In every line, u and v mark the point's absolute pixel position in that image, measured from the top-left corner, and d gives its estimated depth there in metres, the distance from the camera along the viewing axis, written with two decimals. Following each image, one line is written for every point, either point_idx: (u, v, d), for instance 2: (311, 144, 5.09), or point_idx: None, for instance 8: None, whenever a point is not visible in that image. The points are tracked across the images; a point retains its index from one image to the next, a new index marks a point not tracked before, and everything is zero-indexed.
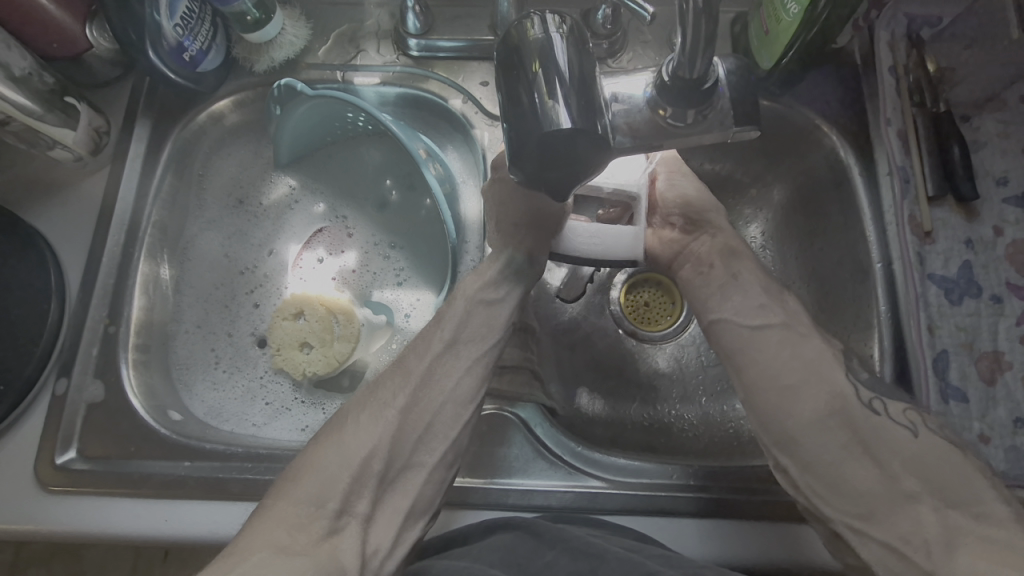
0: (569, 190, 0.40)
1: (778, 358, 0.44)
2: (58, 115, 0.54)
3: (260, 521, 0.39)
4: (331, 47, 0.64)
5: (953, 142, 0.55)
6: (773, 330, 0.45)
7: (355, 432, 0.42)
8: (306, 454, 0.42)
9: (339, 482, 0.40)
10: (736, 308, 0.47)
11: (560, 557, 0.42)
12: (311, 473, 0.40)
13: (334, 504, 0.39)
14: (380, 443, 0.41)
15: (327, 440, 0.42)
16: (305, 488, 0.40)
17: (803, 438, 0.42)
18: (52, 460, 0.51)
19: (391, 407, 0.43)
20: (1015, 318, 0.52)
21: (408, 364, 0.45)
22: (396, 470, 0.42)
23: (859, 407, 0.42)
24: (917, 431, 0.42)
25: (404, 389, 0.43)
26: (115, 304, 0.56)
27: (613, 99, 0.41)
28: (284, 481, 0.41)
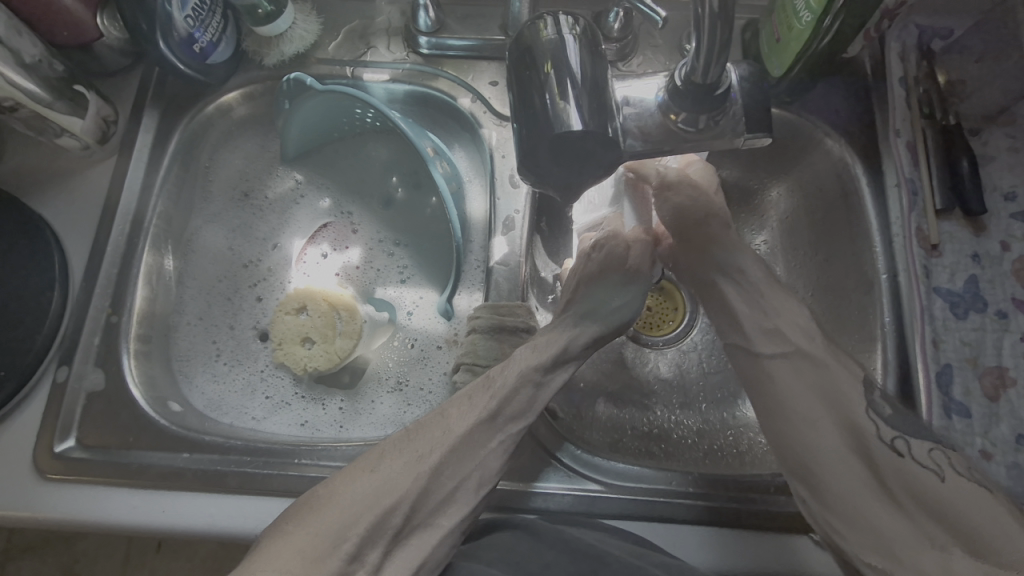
0: (580, 192, 0.40)
1: (792, 388, 0.45)
2: (66, 103, 0.54)
3: (270, 548, 0.38)
4: (341, 42, 0.64)
5: (962, 155, 0.55)
6: (788, 360, 0.45)
7: (387, 475, 0.41)
8: (331, 484, 0.41)
9: (358, 524, 0.39)
10: (753, 337, 0.48)
11: (559, 558, 0.42)
12: (331, 510, 0.39)
13: (349, 547, 0.38)
14: (406, 493, 0.40)
15: (355, 476, 0.41)
16: (322, 525, 0.39)
17: (820, 471, 0.42)
18: (50, 448, 0.51)
19: (426, 459, 0.42)
20: (1021, 334, 0.52)
21: (450, 416, 0.44)
22: (417, 519, 0.41)
23: (880, 446, 0.42)
24: (945, 473, 0.41)
25: (439, 448, 0.42)
26: (118, 293, 0.56)
27: (625, 102, 0.42)
28: (300, 509, 0.40)
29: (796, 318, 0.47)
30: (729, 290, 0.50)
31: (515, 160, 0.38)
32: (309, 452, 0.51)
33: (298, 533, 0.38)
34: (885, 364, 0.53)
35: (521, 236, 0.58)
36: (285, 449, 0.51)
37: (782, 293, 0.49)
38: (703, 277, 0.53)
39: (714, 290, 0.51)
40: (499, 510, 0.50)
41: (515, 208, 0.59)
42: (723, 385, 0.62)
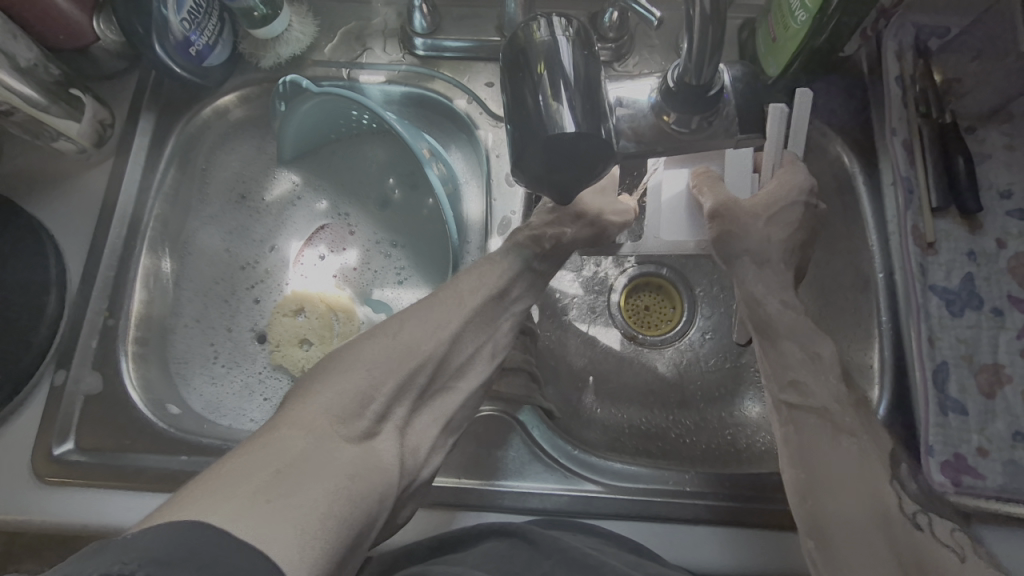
0: (575, 195, 0.40)
1: (817, 446, 0.44)
2: (62, 106, 0.54)
3: (297, 404, 0.36)
4: (338, 44, 0.64)
5: (957, 154, 0.54)
6: (816, 416, 0.45)
7: (415, 333, 0.40)
8: (351, 349, 0.39)
9: (384, 385, 0.38)
10: (779, 388, 0.47)
11: (556, 567, 0.42)
12: (361, 360, 0.38)
13: (382, 402, 0.37)
14: (429, 354, 0.40)
15: (380, 335, 0.40)
16: (354, 375, 0.37)
17: (835, 527, 0.41)
18: (48, 452, 0.51)
19: (446, 326, 0.42)
20: (1016, 331, 0.52)
21: (463, 292, 0.44)
22: (436, 385, 0.42)
23: (901, 520, 0.41)
24: (965, 555, 0.41)
25: (458, 315, 0.43)
26: (116, 295, 0.56)
27: (618, 103, 0.42)
28: (322, 370, 0.38)
29: (829, 378, 0.46)
30: (767, 346, 0.49)
31: (508, 161, 0.38)
32: None
33: (325, 393, 0.36)
34: (882, 361, 0.53)
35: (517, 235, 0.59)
36: None
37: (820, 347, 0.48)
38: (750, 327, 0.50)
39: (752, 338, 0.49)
40: (497, 512, 0.50)
41: (512, 208, 0.59)
42: (720, 383, 0.62)
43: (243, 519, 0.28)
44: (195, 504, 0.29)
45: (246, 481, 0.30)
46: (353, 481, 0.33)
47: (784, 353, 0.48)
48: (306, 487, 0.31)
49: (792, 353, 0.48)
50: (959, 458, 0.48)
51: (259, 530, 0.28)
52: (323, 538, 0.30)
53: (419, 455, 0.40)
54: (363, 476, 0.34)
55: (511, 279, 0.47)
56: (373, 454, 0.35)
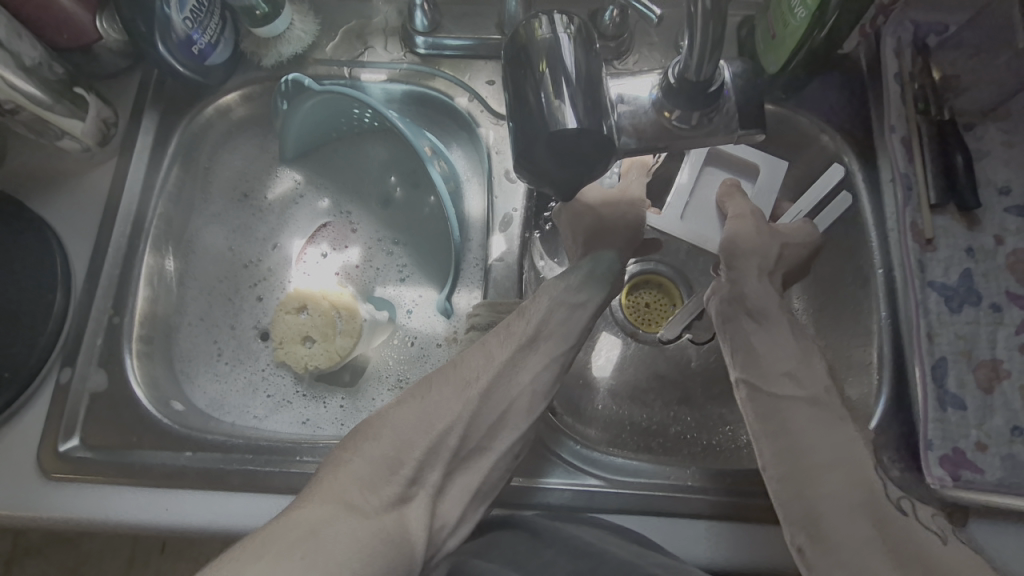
0: (575, 190, 0.41)
1: (804, 431, 0.42)
2: (66, 106, 0.54)
3: (330, 473, 0.39)
4: (339, 42, 0.64)
5: (956, 150, 0.55)
6: (805, 402, 0.44)
7: (437, 400, 0.43)
8: (383, 412, 0.42)
9: (414, 448, 0.41)
10: (771, 377, 0.45)
11: (558, 556, 0.42)
12: (387, 432, 0.41)
13: (408, 471, 0.40)
14: (455, 416, 0.42)
15: (409, 403, 0.42)
16: (379, 446, 0.40)
17: (826, 517, 0.40)
18: (54, 449, 0.52)
19: (472, 385, 0.44)
20: (1015, 326, 0.52)
21: (490, 346, 0.46)
22: (468, 449, 0.43)
23: (891, 505, 0.40)
24: (949, 537, 0.41)
25: (488, 369, 0.44)
26: (120, 294, 0.57)
27: (620, 99, 0.42)
28: (355, 436, 0.41)
29: (815, 365, 0.45)
30: (753, 330, 0.48)
31: (511, 160, 0.39)
32: (310, 450, 0.52)
33: (357, 460, 0.40)
34: (881, 357, 0.54)
35: (518, 233, 0.59)
36: (286, 448, 0.52)
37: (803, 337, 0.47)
38: (730, 315, 0.50)
39: (735, 323, 0.49)
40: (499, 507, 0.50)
41: (514, 206, 0.59)
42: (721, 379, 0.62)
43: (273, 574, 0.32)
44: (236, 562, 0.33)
45: (278, 546, 0.34)
46: (377, 543, 0.36)
47: (765, 339, 0.48)
48: (328, 547, 0.34)
49: (774, 341, 0.47)
50: (958, 452, 0.49)
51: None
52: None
53: (448, 523, 0.42)
54: (388, 539, 0.37)
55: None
56: (400, 519, 0.38)
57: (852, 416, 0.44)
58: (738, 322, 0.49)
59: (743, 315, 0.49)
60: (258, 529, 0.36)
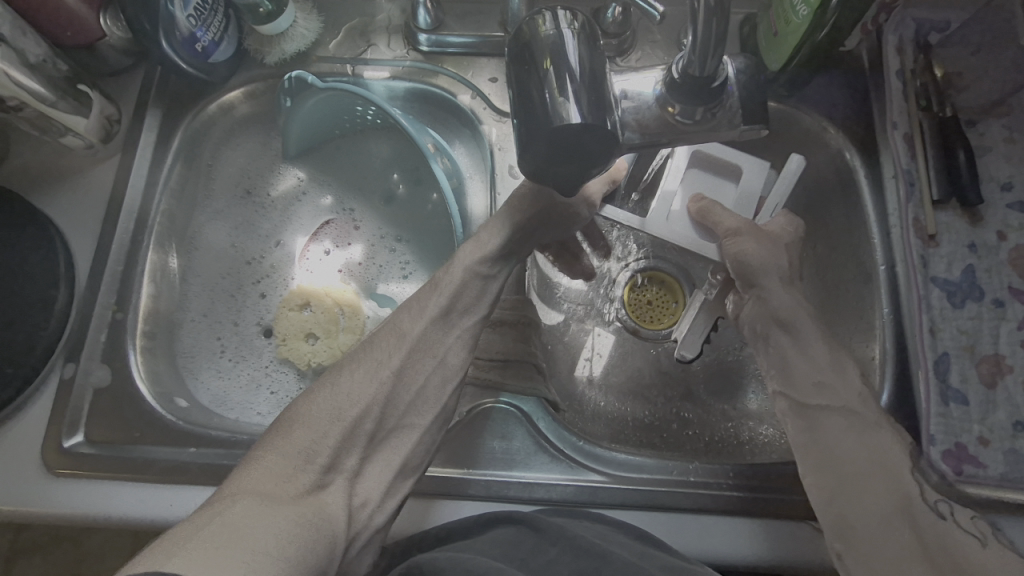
0: (577, 186, 0.41)
1: (839, 442, 0.44)
2: (70, 102, 0.55)
3: (243, 472, 0.38)
4: (342, 40, 0.65)
5: (958, 146, 0.55)
6: (839, 415, 0.45)
7: (349, 387, 0.42)
8: (298, 403, 0.42)
9: (328, 438, 0.40)
10: (803, 389, 0.47)
11: (562, 553, 0.43)
12: (302, 427, 0.40)
13: (323, 459, 0.40)
14: (369, 400, 0.42)
15: (320, 394, 0.42)
16: (297, 439, 0.40)
17: (861, 527, 0.42)
18: (58, 444, 0.52)
19: (384, 365, 0.44)
20: (1017, 322, 0.52)
21: (402, 325, 0.46)
22: (384, 430, 0.43)
23: (924, 511, 0.43)
24: (988, 541, 0.42)
25: (397, 352, 0.44)
26: (124, 291, 0.57)
27: (623, 96, 0.42)
28: (274, 436, 0.40)
29: (850, 378, 0.46)
30: (784, 343, 0.49)
31: (516, 154, 0.39)
32: None
33: (273, 457, 0.39)
34: (883, 353, 0.54)
35: None
36: None
37: (832, 344, 0.48)
38: (761, 326, 0.50)
39: (767, 336, 0.50)
40: (502, 502, 0.50)
41: None
42: (723, 376, 0.62)
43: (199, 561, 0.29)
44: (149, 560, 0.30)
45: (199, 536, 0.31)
46: (300, 527, 0.34)
47: (797, 350, 0.48)
48: (256, 536, 0.32)
49: (808, 352, 0.48)
50: (961, 447, 0.49)
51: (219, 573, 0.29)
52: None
53: (370, 504, 0.41)
54: (310, 525, 0.35)
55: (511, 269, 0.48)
56: (319, 506, 0.37)
57: (885, 421, 0.45)
58: (764, 331, 0.50)
59: (768, 325, 0.50)
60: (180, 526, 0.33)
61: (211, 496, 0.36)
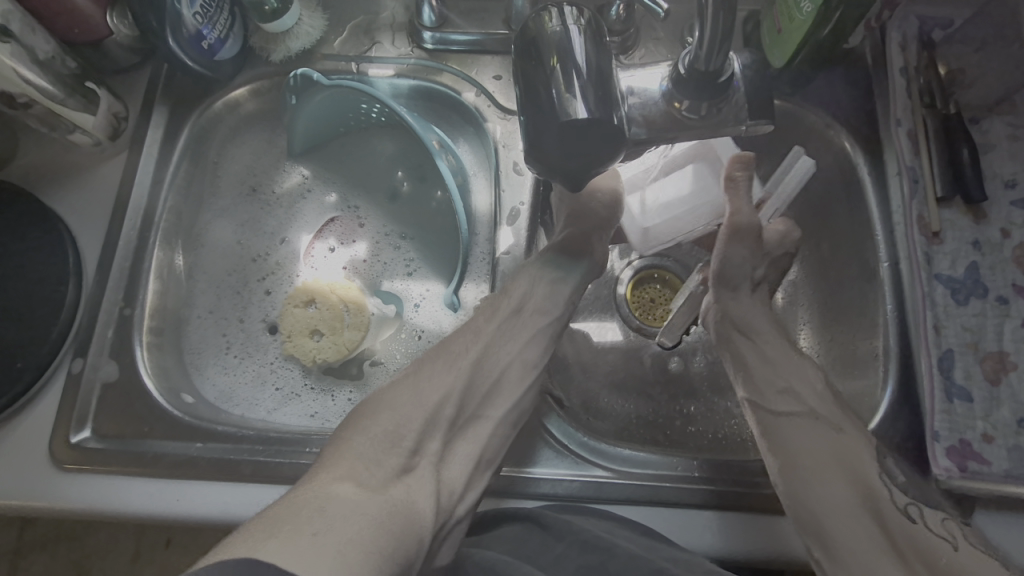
0: (586, 181, 0.41)
1: (805, 441, 0.45)
2: (78, 99, 0.55)
3: (335, 455, 0.39)
4: (346, 38, 0.65)
5: (962, 143, 0.55)
6: (802, 416, 0.47)
7: (431, 377, 0.45)
8: (381, 396, 0.44)
9: (412, 423, 0.42)
10: (767, 395, 0.48)
11: (569, 548, 0.43)
12: (388, 411, 0.42)
13: (410, 443, 0.41)
14: (451, 388, 0.45)
15: (403, 385, 0.44)
16: (381, 423, 0.41)
17: (829, 526, 0.43)
18: (67, 439, 0.52)
19: (462, 358, 0.47)
20: (1021, 319, 0.52)
21: (478, 323, 0.49)
22: (463, 418, 0.45)
23: (894, 510, 0.43)
24: (958, 544, 0.43)
25: (475, 345, 0.48)
26: (131, 287, 0.57)
27: (630, 92, 0.42)
28: (354, 421, 0.42)
29: (811, 379, 0.48)
30: (748, 349, 0.51)
31: (521, 148, 0.39)
32: (320, 440, 0.52)
33: (360, 439, 0.40)
34: (887, 350, 0.54)
35: (526, 226, 0.59)
36: (297, 438, 0.52)
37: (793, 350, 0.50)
38: (724, 333, 0.53)
39: (731, 342, 0.52)
40: (507, 498, 0.50)
41: (521, 200, 0.60)
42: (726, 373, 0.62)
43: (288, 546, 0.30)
44: (244, 543, 0.30)
45: (291, 520, 0.32)
46: (389, 519, 0.35)
47: (759, 354, 0.50)
48: (343, 522, 0.33)
49: (774, 360, 0.50)
50: (965, 443, 0.49)
51: (308, 557, 0.29)
52: (365, 564, 0.31)
53: (457, 489, 0.42)
54: (398, 514, 0.36)
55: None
56: (407, 495, 0.37)
57: (848, 422, 0.47)
58: (730, 337, 0.52)
59: (735, 331, 0.52)
60: (265, 512, 0.33)
61: (301, 479, 0.37)
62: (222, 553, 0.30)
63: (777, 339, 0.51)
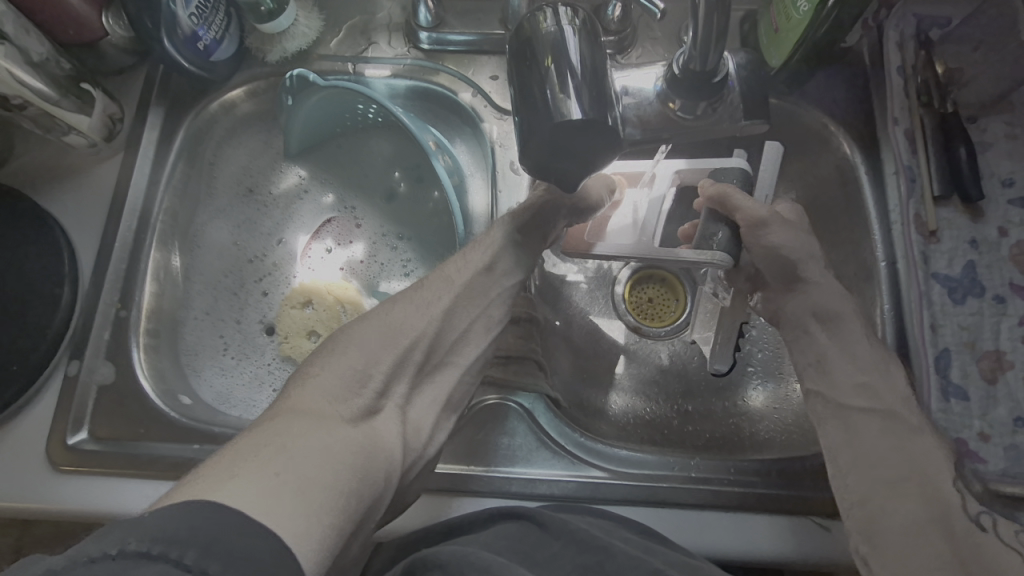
0: (578, 183, 0.40)
1: (880, 444, 0.43)
2: (73, 101, 0.55)
3: (301, 388, 0.38)
4: (343, 38, 0.65)
5: (960, 144, 0.55)
6: (878, 418, 0.44)
7: (402, 316, 0.43)
8: (348, 332, 0.42)
9: (381, 362, 0.40)
10: (843, 389, 0.46)
11: (566, 549, 0.42)
12: (353, 351, 0.40)
13: (377, 384, 0.39)
14: (421, 332, 0.43)
15: (375, 323, 0.42)
16: (348, 362, 0.40)
17: (885, 530, 0.41)
18: (63, 441, 0.52)
19: (436, 303, 0.44)
20: (1018, 317, 0.52)
21: (449, 272, 0.46)
22: (432, 363, 0.44)
23: (962, 519, 0.41)
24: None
25: (447, 293, 0.45)
26: (127, 288, 0.57)
27: (624, 92, 0.42)
28: (323, 354, 0.40)
29: (891, 381, 0.46)
30: (820, 335, 0.48)
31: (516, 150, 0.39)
32: None
33: (324, 374, 0.38)
34: (885, 350, 0.54)
35: None
36: None
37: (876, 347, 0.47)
38: (796, 322, 0.50)
39: (804, 333, 0.49)
40: (508, 498, 0.51)
41: (517, 200, 0.60)
42: (723, 373, 0.62)
43: (244, 490, 0.28)
44: (199, 484, 0.29)
45: (250, 455, 0.31)
46: (356, 456, 0.34)
47: (833, 345, 0.48)
48: (306, 460, 0.31)
49: (846, 351, 0.47)
50: (962, 442, 0.49)
51: (267, 497, 0.29)
52: (327, 504, 0.30)
53: (422, 433, 0.42)
54: (365, 453, 0.34)
55: (503, 257, 0.48)
56: (373, 430, 0.37)
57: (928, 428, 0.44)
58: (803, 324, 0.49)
59: (811, 317, 0.49)
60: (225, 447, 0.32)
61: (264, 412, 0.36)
62: (176, 494, 0.29)
63: (851, 329, 0.48)
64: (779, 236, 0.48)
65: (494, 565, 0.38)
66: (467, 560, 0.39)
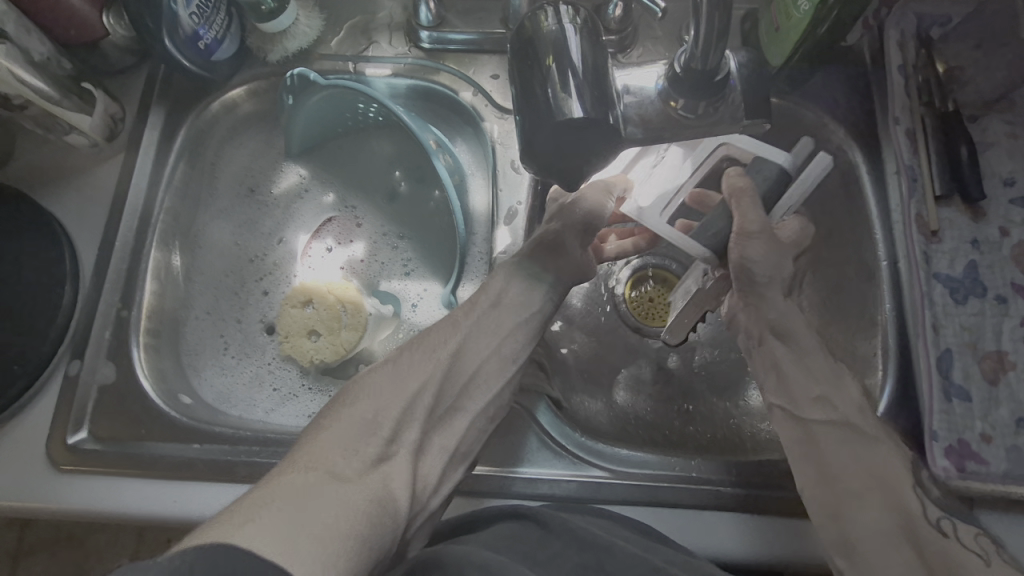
0: (580, 182, 0.41)
1: (840, 457, 0.44)
2: (74, 100, 0.55)
3: (313, 439, 0.38)
4: (343, 38, 0.65)
5: (961, 143, 0.55)
6: (837, 429, 0.45)
7: (413, 364, 0.43)
8: (360, 381, 0.42)
9: (393, 409, 0.40)
10: (800, 402, 0.46)
11: (566, 548, 0.42)
12: (363, 399, 0.41)
13: (387, 432, 0.39)
14: (431, 372, 0.43)
15: (385, 370, 0.43)
16: (360, 410, 0.40)
17: (860, 542, 0.42)
18: (63, 441, 0.52)
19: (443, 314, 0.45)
20: (1019, 318, 0.52)
21: (457, 315, 0.47)
22: (442, 413, 0.44)
23: (925, 526, 0.42)
24: (990, 559, 0.42)
25: (453, 336, 0.46)
26: (128, 287, 0.57)
27: (625, 91, 0.42)
28: (334, 405, 0.41)
29: (850, 393, 0.46)
30: (779, 350, 0.48)
31: (516, 149, 0.39)
32: None
33: (337, 425, 0.39)
34: (886, 350, 0.54)
35: (523, 226, 0.59)
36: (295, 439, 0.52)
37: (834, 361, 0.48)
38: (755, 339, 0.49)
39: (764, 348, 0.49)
40: (508, 497, 0.50)
41: (518, 199, 0.60)
42: (723, 373, 0.62)
43: (261, 543, 0.29)
44: (216, 531, 0.30)
45: (265, 512, 0.31)
46: (368, 508, 0.34)
47: (792, 359, 0.47)
48: (319, 516, 0.32)
49: (802, 362, 0.47)
50: (964, 443, 0.49)
51: (283, 545, 0.29)
52: (339, 555, 0.31)
53: (429, 484, 0.42)
54: (378, 503, 0.35)
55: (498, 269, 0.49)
56: (386, 480, 0.37)
57: (885, 437, 0.45)
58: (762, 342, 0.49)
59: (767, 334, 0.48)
60: (241, 502, 0.33)
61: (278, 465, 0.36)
62: (197, 537, 0.30)
63: (810, 340, 0.48)
64: (758, 251, 0.47)
65: (495, 566, 0.38)
66: (467, 561, 0.39)
